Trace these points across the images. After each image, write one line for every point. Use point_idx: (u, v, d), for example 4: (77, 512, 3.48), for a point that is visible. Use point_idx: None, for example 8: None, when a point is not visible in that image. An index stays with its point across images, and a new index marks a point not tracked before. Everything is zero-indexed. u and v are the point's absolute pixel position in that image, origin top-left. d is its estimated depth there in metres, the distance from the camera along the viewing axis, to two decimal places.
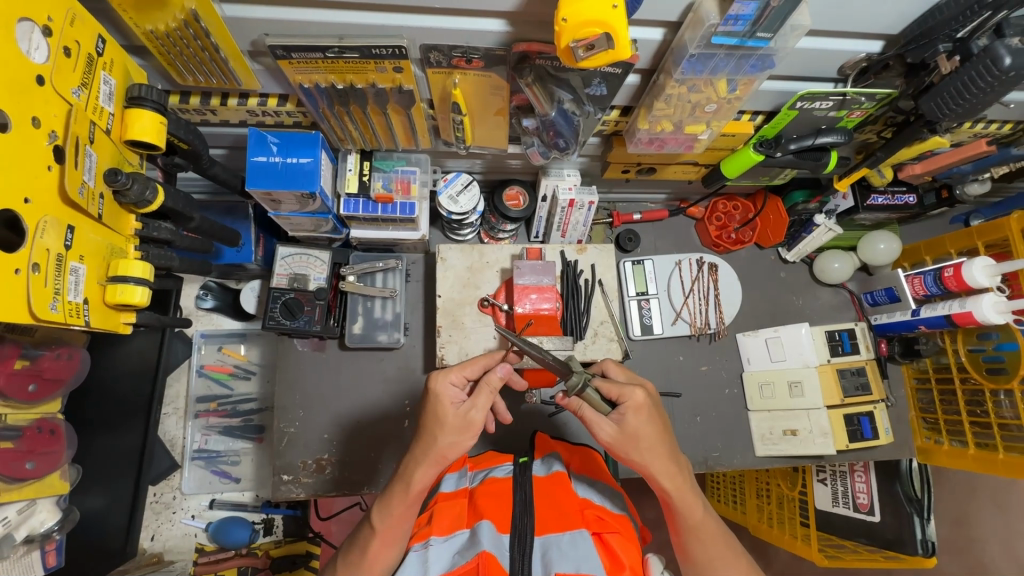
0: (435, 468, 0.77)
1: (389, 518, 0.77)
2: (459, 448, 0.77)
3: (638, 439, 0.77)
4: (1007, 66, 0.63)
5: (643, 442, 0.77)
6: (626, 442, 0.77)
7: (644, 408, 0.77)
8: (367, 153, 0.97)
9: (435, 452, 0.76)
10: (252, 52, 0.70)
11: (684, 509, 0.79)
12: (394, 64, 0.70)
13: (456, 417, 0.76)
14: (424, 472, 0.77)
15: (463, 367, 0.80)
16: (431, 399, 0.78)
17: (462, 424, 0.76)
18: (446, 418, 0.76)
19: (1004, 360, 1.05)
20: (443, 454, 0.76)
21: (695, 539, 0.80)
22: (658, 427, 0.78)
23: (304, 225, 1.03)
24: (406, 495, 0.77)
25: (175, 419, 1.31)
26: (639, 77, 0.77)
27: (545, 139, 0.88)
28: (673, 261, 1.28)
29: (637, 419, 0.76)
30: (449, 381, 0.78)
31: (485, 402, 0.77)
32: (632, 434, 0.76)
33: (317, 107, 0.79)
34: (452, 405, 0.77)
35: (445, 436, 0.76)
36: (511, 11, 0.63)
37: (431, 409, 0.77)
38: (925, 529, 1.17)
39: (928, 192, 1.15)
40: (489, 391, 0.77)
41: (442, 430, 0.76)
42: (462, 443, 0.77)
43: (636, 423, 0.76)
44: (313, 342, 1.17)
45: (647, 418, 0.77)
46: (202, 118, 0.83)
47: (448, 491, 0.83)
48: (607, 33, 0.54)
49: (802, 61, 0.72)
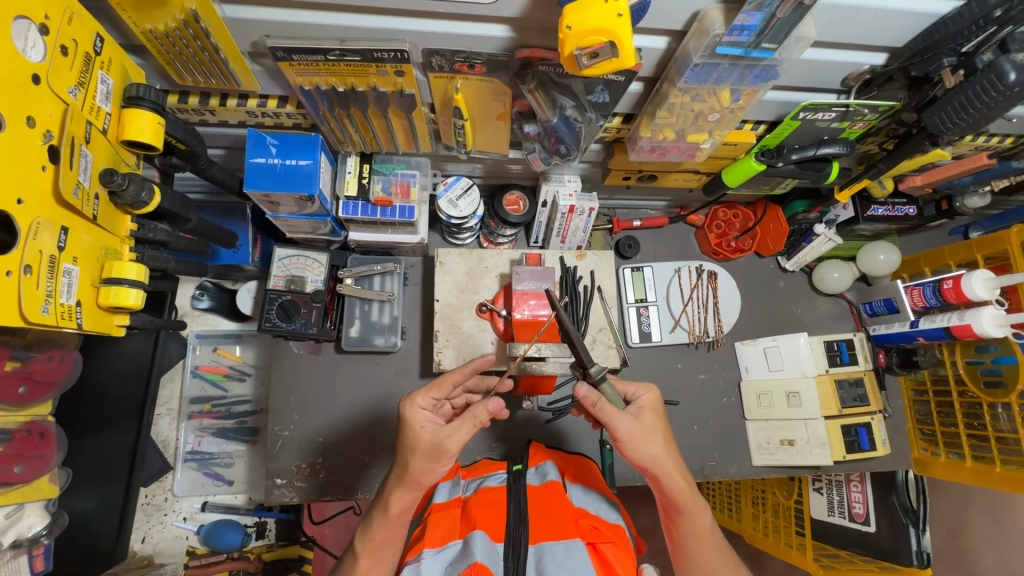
0: (412, 493, 0.75)
1: (370, 542, 0.76)
2: (434, 474, 0.74)
3: (651, 435, 0.77)
4: (1012, 82, 0.63)
5: (658, 438, 0.77)
6: (643, 437, 0.76)
7: (657, 405, 0.80)
8: (367, 156, 0.96)
9: (408, 479, 0.74)
10: (252, 53, 0.69)
11: (689, 514, 0.79)
12: (395, 68, 0.69)
13: (428, 442, 0.73)
14: (400, 497, 0.75)
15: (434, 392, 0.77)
16: (404, 426, 0.76)
17: (435, 451, 0.73)
18: (418, 442, 0.73)
19: (1002, 374, 1.05)
20: (417, 481, 0.74)
21: (698, 545, 0.79)
22: (666, 428, 0.79)
23: (302, 227, 1.02)
24: (387, 519, 0.76)
25: (168, 420, 1.29)
26: (642, 85, 0.76)
27: (547, 145, 0.87)
28: (673, 268, 1.27)
29: (653, 414, 0.79)
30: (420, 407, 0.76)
31: (463, 431, 0.73)
32: (647, 430, 0.77)
33: (317, 109, 0.79)
34: (426, 429, 0.74)
35: (417, 462, 0.73)
36: (514, 17, 0.62)
37: (405, 435, 0.76)
38: (920, 540, 1.17)
39: (927, 204, 1.15)
40: (471, 422, 0.73)
41: (414, 456, 0.73)
42: (437, 470, 0.74)
43: (652, 418, 0.78)
44: (309, 344, 1.16)
45: (659, 415, 0.80)
46: (201, 118, 0.82)
47: (441, 501, 0.82)
48: (611, 41, 0.54)
49: (805, 72, 0.72)
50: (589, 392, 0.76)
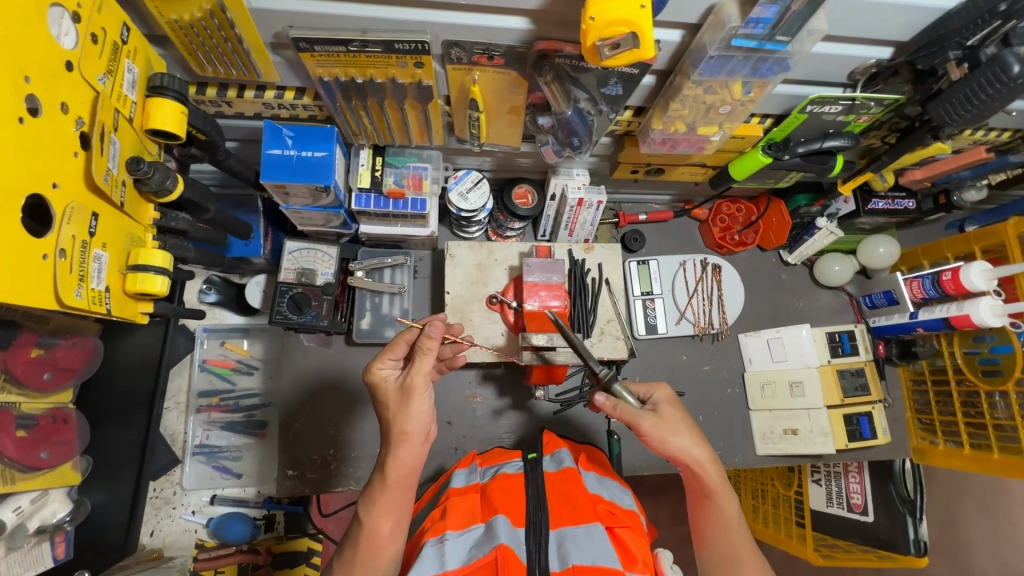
0: (413, 447, 0.77)
1: (375, 509, 0.76)
2: (413, 419, 0.77)
3: (678, 431, 0.80)
4: (1016, 74, 0.64)
5: (680, 429, 0.80)
6: (666, 429, 0.79)
7: (673, 400, 0.84)
8: (380, 148, 0.98)
9: (394, 432, 0.77)
10: (274, 44, 0.70)
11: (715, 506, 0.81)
12: (415, 60, 0.70)
13: (395, 389, 0.79)
14: (398, 456, 0.76)
15: (387, 349, 0.81)
16: (374, 388, 0.81)
17: (404, 394, 0.77)
18: (388, 396, 0.79)
19: (999, 363, 1.07)
20: (402, 429, 0.76)
21: (727, 534, 0.81)
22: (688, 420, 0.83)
23: (315, 220, 1.03)
24: (387, 485, 0.77)
25: (177, 413, 1.30)
26: (655, 78, 0.78)
27: (560, 138, 0.88)
28: (678, 262, 1.29)
29: (671, 408, 0.82)
30: (378, 366, 0.81)
31: (421, 365, 0.78)
32: (670, 422, 0.80)
33: (334, 101, 0.80)
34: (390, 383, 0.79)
35: (393, 413, 0.78)
36: (534, 9, 0.64)
37: (378, 396, 0.81)
38: (917, 530, 1.21)
39: (926, 198, 1.17)
40: (424, 354, 0.77)
41: (391, 408, 0.78)
42: (414, 411, 0.77)
43: (671, 411, 0.82)
44: (319, 337, 1.17)
45: (679, 408, 0.83)
46: (218, 109, 0.83)
47: (459, 486, 0.83)
48: (632, 32, 0.55)
49: (815, 65, 0.74)
50: (606, 399, 0.79)
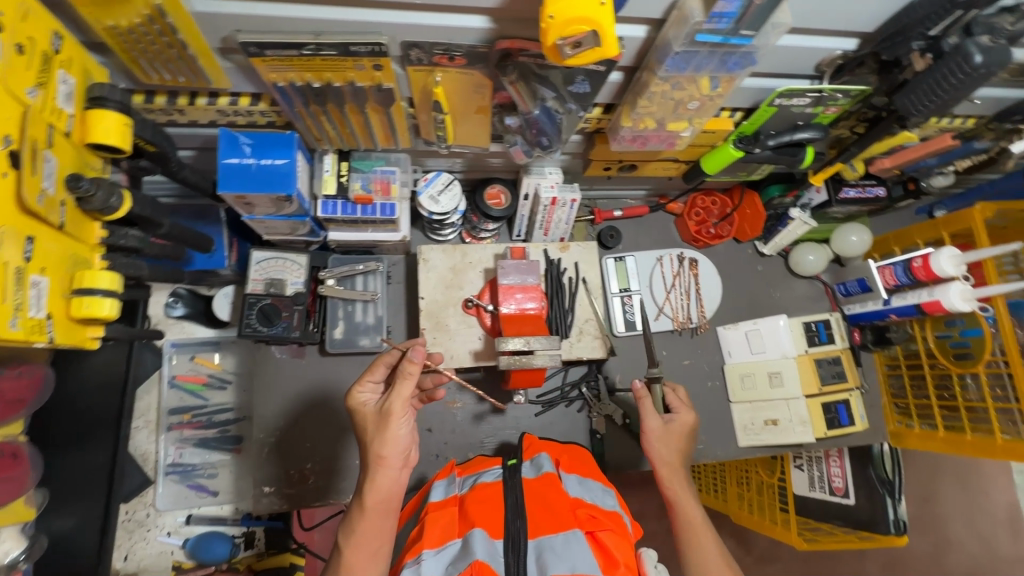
0: (390, 472, 0.76)
1: (353, 537, 0.75)
2: (390, 444, 0.76)
3: (672, 442, 0.94)
4: (977, 64, 0.63)
5: (673, 445, 0.94)
6: (664, 437, 0.94)
7: (688, 426, 0.96)
8: (345, 153, 0.95)
9: (371, 456, 0.77)
10: (223, 49, 0.66)
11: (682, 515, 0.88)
12: (373, 62, 0.68)
13: (373, 414, 0.79)
14: (375, 480, 0.76)
15: (369, 372, 0.82)
16: (355, 413, 0.82)
17: (381, 418, 0.77)
18: (367, 422, 0.79)
19: (970, 346, 1.09)
20: (379, 453, 0.76)
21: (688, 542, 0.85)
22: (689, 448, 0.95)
23: (280, 228, 0.99)
24: (364, 510, 0.76)
25: (147, 432, 1.25)
26: (622, 75, 0.76)
27: (529, 138, 0.86)
28: (655, 257, 1.29)
29: (681, 427, 0.95)
30: (359, 390, 0.82)
31: (401, 390, 0.76)
32: (671, 434, 0.94)
33: (292, 106, 0.77)
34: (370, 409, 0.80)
35: (371, 438, 0.77)
36: (494, 8, 0.61)
37: (359, 422, 0.81)
38: (895, 509, 1.25)
39: (896, 185, 1.19)
40: (403, 379, 0.76)
41: (369, 432, 0.78)
42: (391, 436, 0.76)
43: (677, 428, 0.95)
44: (292, 348, 1.14)
45: (685, 436, 0.95)
46: (169, 118, 0.79)
47: (437, 499, 0.81)
48: (594, 30, 0.54)
49: (782, 58, 0.73)
50: (641, 386, 0.98)
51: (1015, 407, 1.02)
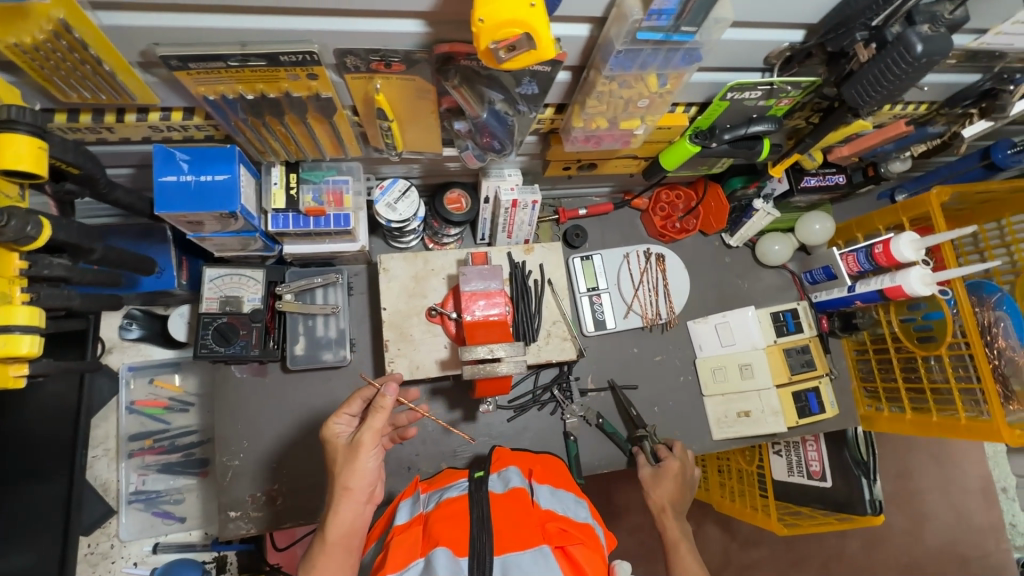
0: (353, 504, 0.77)
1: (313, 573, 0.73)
2: (357, 476, 0.77)
3: (667, 487, 1.03)
4: (919, 53, 0.64)
5: (662, 491, 1.03)
6: (652, 484, 1.05)
7: (676, 474, 1.04)
8: (293, 164, 0.91)
9: (338, 487, 0.78)
10: (143, 63, 0.63)
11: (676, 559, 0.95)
12: (307, 71, 0.65)
13: (344, 446, 0.81)
14: (338, 512, 0.77)
15: (345, 405, 0.84)
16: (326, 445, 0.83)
17: (351, 450, 0.79)
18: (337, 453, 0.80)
19: (933, 329, 1.10)
20: (345, 485, 0.77)
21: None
22: (681, 492, 1.04)
23: (230, 245, 0.96)
24: (326, 544, 0.75)
25: (106, 461, 1.21)
26: (570, 74, 0.74)
27: (480, 142, 0.84)
28: (622, 254, 1.28)
29: (669, 476, 1.04)
30: (334, 422, 0.83)
31: (373, 424, 0.79)
32: (659, 481, 1.04)
33: (228, 119, 0.73)
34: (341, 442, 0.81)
35: (340, 469, 0.79)
36: (427, 11, 0.59)
37: (329, 453, 0.82)
38: (873, 490, 1.24)
39: (855, 171, 1.19)
40: (375, 414, 0.78)
41: (339, 464, 0.80)
42: (358, 468, 0.78)
43: (665, 477, 1.04)
44: (253, 367, 1.10)
45: (674, 482, 1.04)
46: (97, 136, 0.75)
47: (401, 522, 0.79)
48: (527, 33, 0.52)
49: (728, 52, 0.71)
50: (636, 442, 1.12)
51: (978, 387, 1.04)
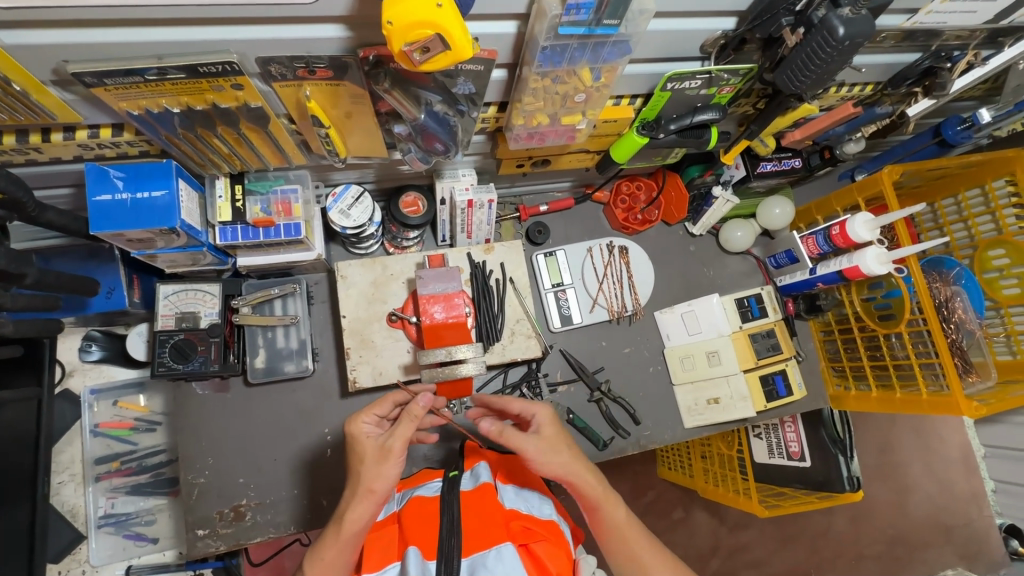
0: (371, 507, 0.75)
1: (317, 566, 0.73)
2: (385, 479, 0.75)
3: (555, 449, 0.80)
4: (842, 37, 0.64)
5: (560, 451, 0.80)
6: (549, 449, 0.80)
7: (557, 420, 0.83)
8: (238, 176, 0.89)
9: (360, 487, 0.75)
10: (57, 81, 0.62)
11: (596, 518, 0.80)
12: (232, 82, 0.64)
13: (374, 446, 0.79)
14: (355, 512, 0.74)
15: (375, 407, 0.84)
16: (350, 442, 0.82)
17: (380, 453, 0.77)
18: (366, 450, 0.78)
19: (892, 306, 1.12)
20: (369, 487, 0.75)
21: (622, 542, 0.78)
22: (572, 443, 0.82)
23: (180, 261, 0.94)
24: (337, 539, 0.74)
25: (73, 486, 1.23)
26: (505, 71, 0.74)
27: (422, 145, 0.83)
28: (585, 248, 1.28)
29: (553, 428, 0.82)
30: (362, 421, 0.82)
31: (404, 430, 0.78)
32: (552, 442, 0.81)
33: (159, 134, 0.72)
34: (371, 439, 0.80)
35: (366, 467, 0.77)
36: (346, 15, 0.59)
37: (353, 451, 0.81)
38: (849, 466, 1.26)
39: (812, 154, 1.19)
40: (408, 419, 0.78)
41: (363, 464, 0.77)
42: (385, 471, 0.76)
43: (551, 430, 0.82)
44: (214, 383, 1.09)
45: (560, 429, 0.83)
46: (26, 157, 0.73)
47: (381, 519, 0.81)
48: (439, 34, 0.51)
49: (661, 43, 0.71)
50: (491, 425, 0.81)
51: (936, 361, 1.04)
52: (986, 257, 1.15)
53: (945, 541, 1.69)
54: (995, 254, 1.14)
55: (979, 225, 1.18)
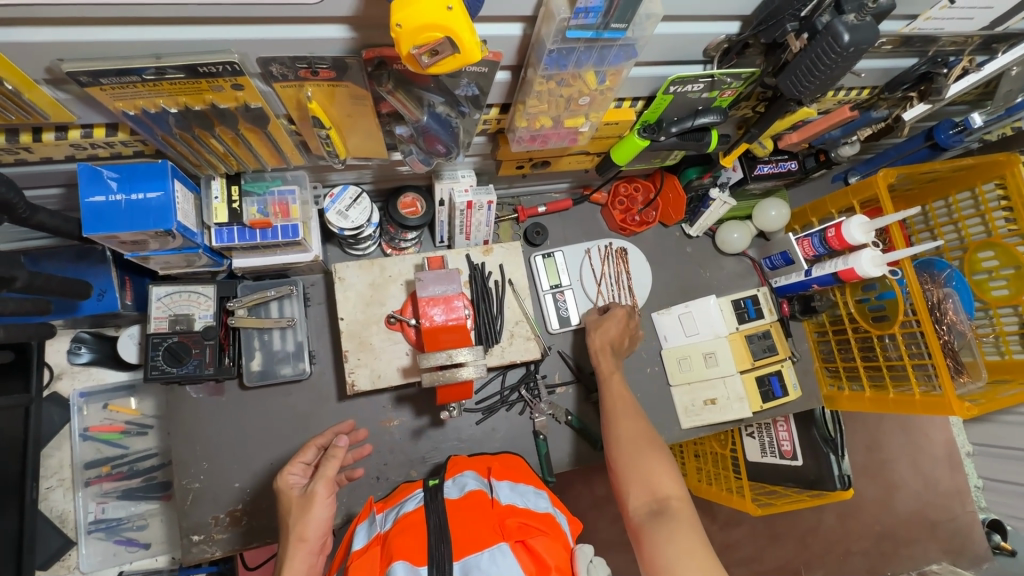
0: (307, 556, 0.74)
1: None
2: (313, 525, 0.76)
3: (607, 328, 1.11)
4: (847, 43, 0.65)
5: (600, 328, 1.11)
6: (595, 323, 1.13)
7: (622, 316, 1.13)
8: (234, 176, 0.87)
9: (292, 539, 0.75)
10: (51, 80, 0.60)
11: (605, 389, 1.02)
12: (233, 82, 0.63)
13: (298, 497, 0.80)
14: (292, 566, 0.73)
15: (300, 455, 0.87)
16: (279, 496, 0.84)
17: (306, 499, 0.78)
18: (291, 502, 0.80)
19: (886, 308, 1.12)
20: (300, 536, 0.75)
21: (613, 410, 0.97)
22: (619, 343, 1.11)
23: (174, 263, 0.92)
24: None
25: (62, 491, 1.21)
26: (509, 73, 0.73)
27: (424, 146, 0.82)
28: (583, 249, 1.28)
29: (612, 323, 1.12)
30: (289, 472, 0.85)
31: (327, 471, 0.79)
32: (596, 324, 1.13)
33: (155, 135, 0.70)
34: (294, 490, 0.82)
35: (293, 517, 0.77)
36: (350, 16, 0.57)
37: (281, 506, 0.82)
38: (841, 465, 1.27)
39: (808, 157, 1.20)
40: (329, 460, 0.80)
41: (292, 517, 0.78)
42: (312, 517, 0.76)
43: (607, 321, 1.12)
44: (209, 386, 1.07)
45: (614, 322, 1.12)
46: (17, 157, 0.71)
47: (359, 547, 0.76)
48: (448, 37, 0.51)
49: (667, 46, 0.71)
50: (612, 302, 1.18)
51: (929, 363, 1.06)
52: (976, 258, 1.17)
53: (931, 536, 1.73)
54: (984, 256, 1.15)
55: (970, 227, 1.20)
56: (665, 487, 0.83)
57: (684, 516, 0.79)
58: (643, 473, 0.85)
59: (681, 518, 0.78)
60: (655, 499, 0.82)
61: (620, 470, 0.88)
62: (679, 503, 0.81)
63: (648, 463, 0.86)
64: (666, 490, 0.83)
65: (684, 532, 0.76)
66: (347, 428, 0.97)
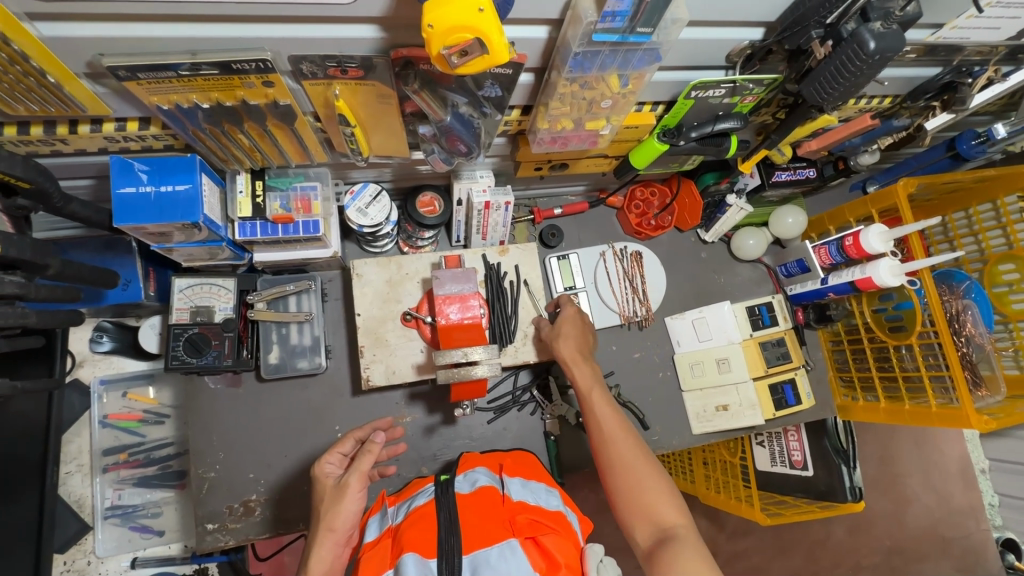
0: (333, 546, 0.75)
1: None
2: (344, 516, 0.77)
3: (569, 336, 1.01)
4: (872, 50, 0.65)
5: (564, 334, 1.01)
6: (552, 334, 1.02)
7: (575, 319, 1.05)
8: (259, 171, 0.89)
9: (322, 527, 0.77)
10: (91, 74, 0.62)
11: (587, 405, 0.92)
12: (263, 78, 0.64)
13: (332, 487, 0.81)
14: (320, 554, 0.75)
15: (338, 445, 0.87)
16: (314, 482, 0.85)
17: (338, 489, 0.79)
18: (325, 490, 0.81)
19: (902, 318, 1.11)
20: (329, 526, 0.76)
21: (600, 429, 0.89)
22: (584, 342, 1.02)
23: (197, 255, 0.94)
24: None
25: (81, 476, 1.23)
26: (532, 76, 0.74)
27: (445, 146, 0.83)
28: (598, 253, 1.28)
29: (572, 327, 1.03)
30: (326, 460, 0.86)
31: (363, 464, 0.79)
32: (559, 330, 1.02)
33: (185, 129, 0.71)
34: (328, 480, 0.83)
35: (327, 506, 0.78)
36: (381, 16, 0.59)
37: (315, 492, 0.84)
38: (852, 477, 1.25)
39: (826, 164, 1.19)
40: (364, 454, 0.80)
41: (324, 504, 0.79)
42: (343, 507, 0.77)
43: (568, 327, 1.03)
44: (227, 377, 1.09)
45: (573, 325, 1.03)
46: (52, 148, 0.73)
47: (371, 538, 0.76)
48: (478, 38, 0.51)
49: (689, 51, 0.72)
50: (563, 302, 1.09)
51: (946, 374, 1.04)
52: (996, 271, 1.16)
53: (943, 553, 1.70)
54: (1005, 268, 1.15)
55: (990, 239, 1.19)
56: (670, 514, 0.79)
57: (692, 541, 0.76)
58: (644, 504, 0.80)
59: (688, 546, 0.74)
60: (662, 529, 0.78)
61: (623, 500, 0.82)
62: (685, 530, 0.77)
63: (646, 491, 0.81)
64: (672, 517, 0.79)
65: (696, 563, 0.72)
66: (385, 423, 0.96)
